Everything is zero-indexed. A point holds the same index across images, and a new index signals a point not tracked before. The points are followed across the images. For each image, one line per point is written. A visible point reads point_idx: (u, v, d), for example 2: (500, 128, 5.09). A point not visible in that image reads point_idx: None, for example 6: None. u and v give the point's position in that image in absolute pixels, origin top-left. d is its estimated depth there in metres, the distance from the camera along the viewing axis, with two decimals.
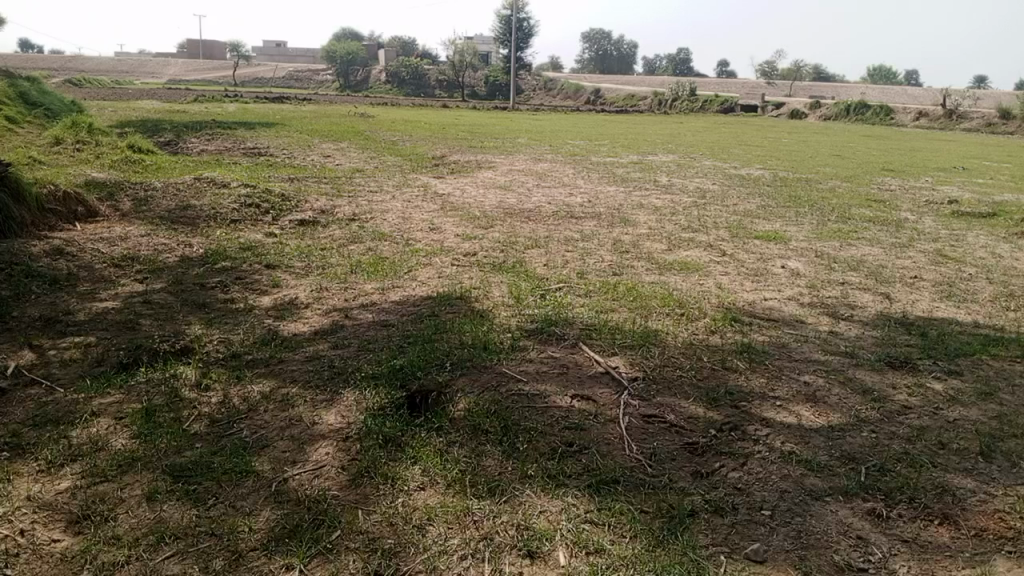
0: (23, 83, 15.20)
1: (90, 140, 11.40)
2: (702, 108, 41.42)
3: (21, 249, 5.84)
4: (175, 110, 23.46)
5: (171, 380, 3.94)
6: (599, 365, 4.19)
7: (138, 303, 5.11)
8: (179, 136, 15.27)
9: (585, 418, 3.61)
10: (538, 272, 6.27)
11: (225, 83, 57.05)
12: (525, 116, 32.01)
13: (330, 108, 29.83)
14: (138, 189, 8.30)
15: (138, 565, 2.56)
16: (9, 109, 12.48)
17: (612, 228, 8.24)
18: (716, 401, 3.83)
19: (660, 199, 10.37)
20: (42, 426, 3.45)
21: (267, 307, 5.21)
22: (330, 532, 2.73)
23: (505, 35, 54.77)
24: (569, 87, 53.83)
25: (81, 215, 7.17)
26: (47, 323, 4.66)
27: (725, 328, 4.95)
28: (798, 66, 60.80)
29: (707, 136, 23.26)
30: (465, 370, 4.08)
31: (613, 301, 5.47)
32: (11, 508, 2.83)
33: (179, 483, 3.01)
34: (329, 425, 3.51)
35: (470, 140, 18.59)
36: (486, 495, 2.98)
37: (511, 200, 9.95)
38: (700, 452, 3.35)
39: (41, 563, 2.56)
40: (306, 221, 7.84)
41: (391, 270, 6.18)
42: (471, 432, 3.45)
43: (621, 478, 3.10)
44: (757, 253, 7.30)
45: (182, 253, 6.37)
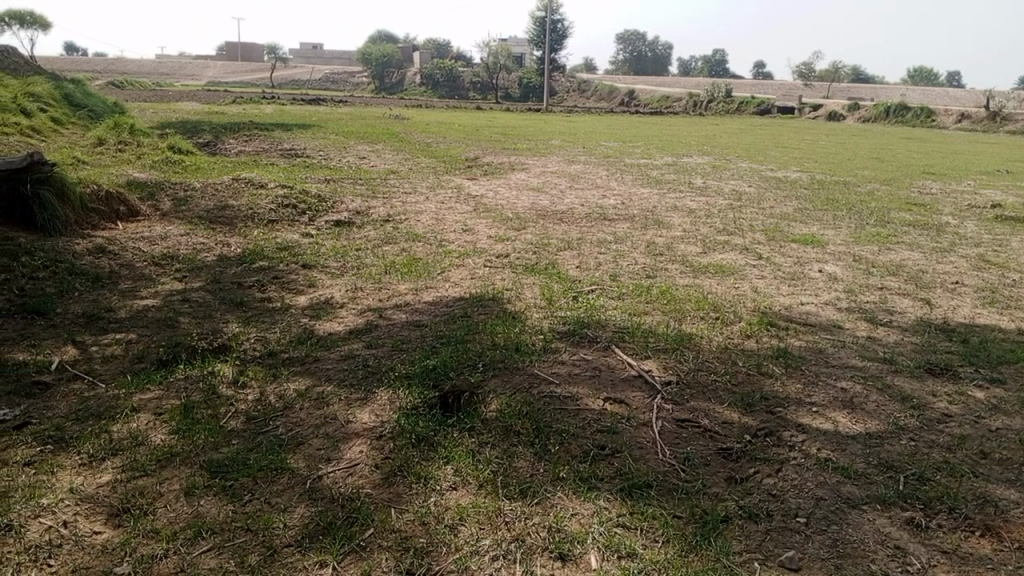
0: (69, 85, 15.59)
1: (132, 141, 11.65)
2: (738, 110, 41.02)
3: (66, 247, 5.98)
4: (215, 112, 23.82)
5: (209, 378, 4.01)
6: (632, 367, 4.18)
7: (177, 301, 5.20)
8: (217, 137, 15.53)
9: (617, 421, 3.60)
10: (571, 274, 6.26)
11: (263, 85, 57.86)
12: (559, 119, 32.00)
13: (365, 110, 30.14)
14: (178, 189, 8.46)
15: (176, 559, 2.60)
16: (55, 110, 12.79)
17: (646, 230, 8.19)
18: (750, 406, 3.79)
19: (694, 201, 10.28)
20: (84, 420, 3.52)
21: (302, 306, 5.28)
22: (363, 530, 2.76)
23: (539, 37, 54.80)
24: (603, 88, 53.67)
25: (122, 215, 7.32)
26: (90, 320, 4.77)
27: (761, 333, 4.90)
28: (836, 68, 59.93)
29: (743, 138, 23.03)
30: (498, 371, 4.09)
31: (646, 303, 5.44)
32: (54, 500, 2.90)
33: (216, 479, 3.06)
34: (363, 424, 3.54)
35: (504, 142, 18.64)
36: (518, 496, 2.99)
37: (544, 201, 9.95)
38: (734, 458, 3.32)
39: (83, 554, 2.62)
40: (342, 222, 7.92)
41: (425, 271, 6.22)
42: (503, 433, 3.46)
43: (654, 483, 3.08)
44: (793, 256, 7.21)
45: (220, 253, 6.47)
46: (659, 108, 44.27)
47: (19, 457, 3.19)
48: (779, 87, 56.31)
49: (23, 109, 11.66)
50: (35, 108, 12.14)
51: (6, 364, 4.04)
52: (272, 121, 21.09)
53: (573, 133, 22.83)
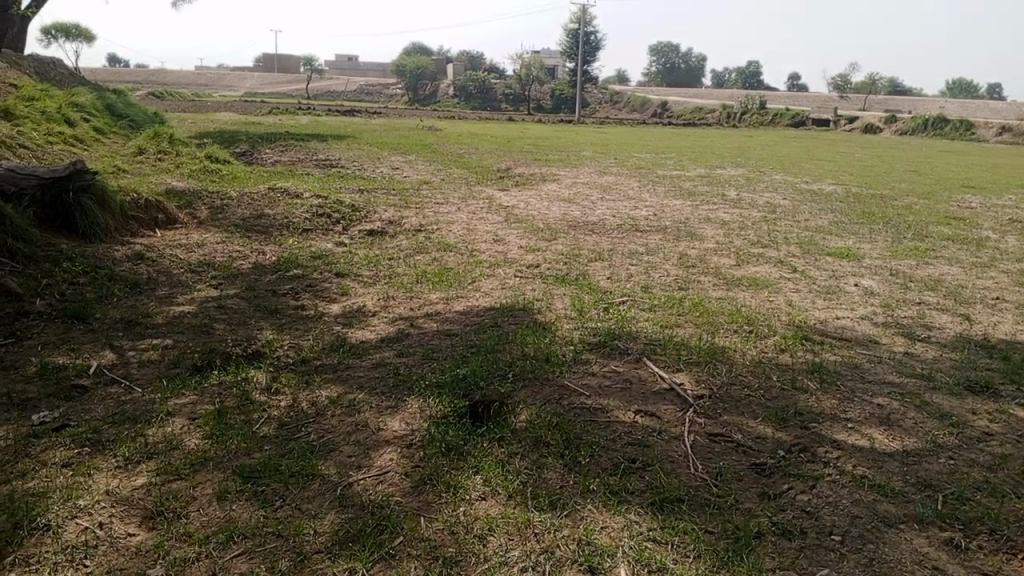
0: (111, 96, 15.94)
1: (171, 150, 11.87)
2: (772, 122, 40.71)
3: (106, 254, 6.11)
4: (252, 122, 24.24)
5: (243, 384, 4.06)
6: (663, 380, 4.14)
7: (213, 308, 5.28)
8: (254, 147, 15.78)
9: (648, 434, 3.57)
10: (602, 285, 6.24)
11: (298, 96, 58.66)
12: (592, 130, 31.97)
13: (399, 121, 30.39)
14: (215, 198, 8.60)
15: (208, 563, 2.62)
16: (98, 120, 13.10)
17: (678, 242, 8.14)
18: (784, 422, 3.74)
19: (727, 213, 10.19)
20: (120, 424, 3.58)
21: (335, 314, 5.32)
22: (392, 539, 2.76)
23: (572, 49, 54.93)
24: (636, 100, 53.58)
25: (161, 223, 7.46)
26: (127, 326, 4.85)
27: (796, 347, 4.84)
28: (873, 80, 59.19)
29: (778, 150, 22.82)
30: (527, 381, 4.08)
31: (679, 316, 5.40)
32: (90, 502, 2.94)
33: (248, 484, 3.09)
34: (393, 432, 3.56)
35: (536, 153, 18.69)
36: (548, 508, 2.97)
37: (576, 212, 9.95)
38: (767, 473, 3.27)
39: (117, 556, 2.66)
40: (375, 232, 7.98)
41: (456, 281, 6.24)
42: (532, 444, 3.45)
43: (686, 497, 3.05)
44: (828, 270, 7.11)
45: (255, 260, 6.56)
46: (692, 119, 44.11)
47: (57, 458, 3.25)
48: (815, 99, 55.73)
49: (67, 119, 11.95)
50: (79, 117, 12.43)
51: (47, 367, 4.12)
52: (308, 131, 21.36)
53: (606, 145, 22.80)
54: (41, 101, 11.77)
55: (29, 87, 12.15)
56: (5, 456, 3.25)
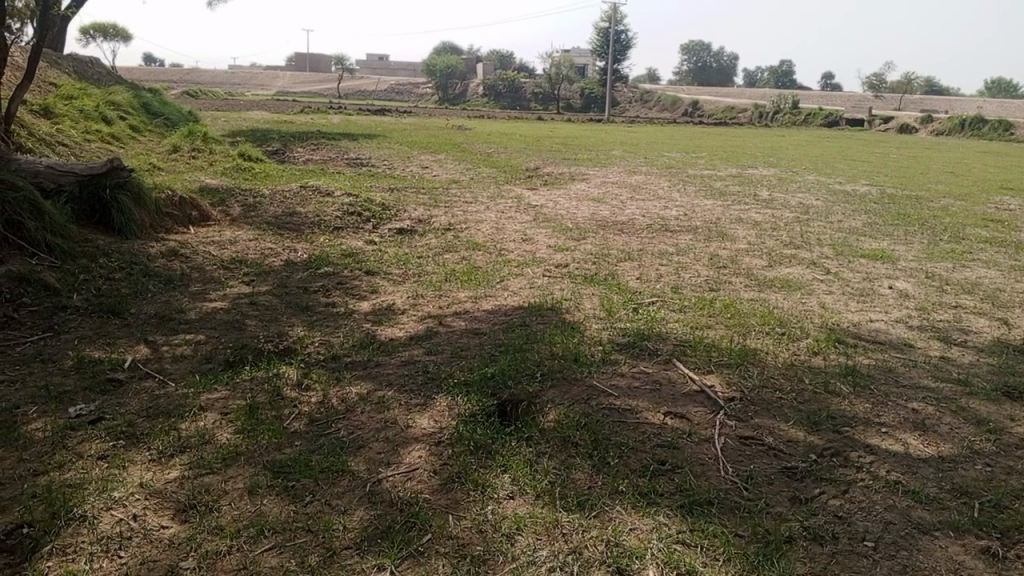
0: (147, 94, 16.19)
1: (205, 148, 12.03)
2: (805, 122, 40.25)
3: (141, 250, 6.20)
4: (283, 121, 24.48)
5: (274, 380, 4.10)
6: (694, 382, 4.11)
7: (245, 304, 5.34)
8: (286, 145, 15.95)
9: (678, 436, 3.54)
10: (632, 285, 6.20)
11: (328, 95, 59.17)
12: (622, 128, 31.83)
13: (428, 120, 30.50)
14: (248, 196, 8.70)
15: (239, 556, 2.65)
16: (134, 118, 13.30)
17: (709, 243, 8.07)
18: (816, 425, 3.69)
19: (759, 214, 10.09)
20: (154, 417, 3.64)
21: (364, 311, 5.36)
22: (421, 536, 2.77)
23: (602, 48, 54.76)
24: (666, 99, 53.27)
25: (194, 219, 7.56)
26: (161, 321, 4.93)
27: (828, 350, 4.77)
28: (909, 80, 58.19)
29: (811, 150, 22.53)
30: (556, 381, 4.07)
31: (709, 317, 5.36)
32: (125, 494, 2.99)
33: (278, 479, 3.12)
34: (422, 429, 3.57)
35: (566, 152, 18.63)
36: (576, 508, 2.96)
37: (605, 212, 9.92)
38: (799, 477, 3.23)
39: (151, 548, 2.69)
40: (405, 230, 8.02)
41: (484, 280, 6.24)
42: (561, 444, 3.44)
43: (716, 500, 3.02)
44: (861, 272, 7.01)
45: (287, 258, 6.63)
46: (723, 119, 43.74)
47: (93, 451, 3.31)
48: (848, 100, 54.97)
49: (104, 117, 12.15)
50: (115, 116, 12.64)
51: (83, 361, 4.20)
52: (339, 130, 21.53)
53: (636, 144, 22.67)
54: (79, 100, 11.99)
55: (68, 86, 12.39)
56: (43, 447, 3.32)
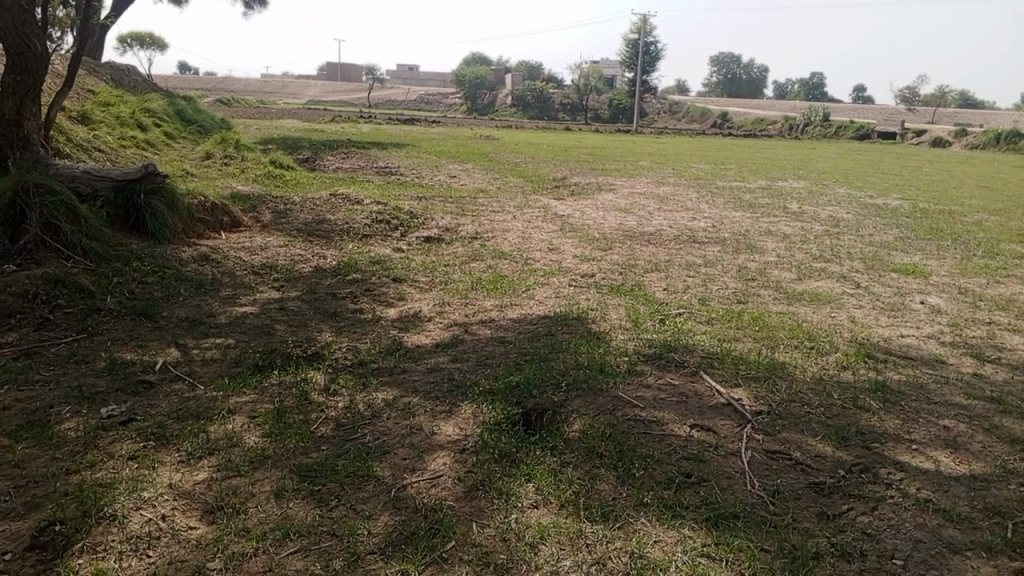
0: (181, 101, 16.45)
1: (237, 155, 12.20)
2: (836, 134, 39.89)
3: (173, 255, 6.30)
4: (314, 129, 24.80)
5: (302, 384, 4.14)
6: (721, 395, 4.08)
7: (274, 310, 5.40)
8: (316, 153, 16.12)
9: (704, 449, 3.51)
10: (658, 296, 6.18)
11: (358, 104, 59.75)
12: (650, 140, 31.79)
13: (457, 129, 30.69)
14: (278, 203, 8.81)
15: (264, 558, 2.68)
16: (168, 125, 13.54)
17: (737, 255, 8.02)
18: (845, 441, 3.64)
19: (788, 226, 10.00)
20: (184, 419, 3.69)
21: (391, 318, 5.39)
22: (444, 542, 2.78)
23: (631, 59, 54.74)
24: (695, 111, 53.09)
25: (226, 225, 7.67)
26: (192, 324, 5.00)
27: (858, 364, 4.71)
28: (943, 92, 57.40)
29: (843, 163, 22.28)
30: (581, 391, 4.06)
31: (737, 329, 5.32)
32: (154, 494, 3.03)
33: (304, 483, 3.15)
34: (447, 436, 3.58)
35: (593, 162, 18.61)
36: (600, 519, 2.95)
37: (632, 222, 9.89)
38: (826, 493, 3.19)
39: (178, 548, 2.73)
40: (432, 238, 8.07)
41: (511, 288, 6.26)
42: (585, 454, 3.43)
43: (742, 514, 3.00)
44: (892, 286, 6.92)
45: (316, 264, 6.69)
46: (753, 131, 43.45)
47: (123, 451, 3.36)
48: (880, 112, 54.34)
49: (140, 124, 12.38)
50: (151, 123, 12.88)
51: (115, 362, 4.27)
52: (369, 139, 21.74)
53: (665, 155, 22.60)
54: (116, 107, 12.23)
55: (106, 94, 12.64)
56: (75, 447, 3.38)
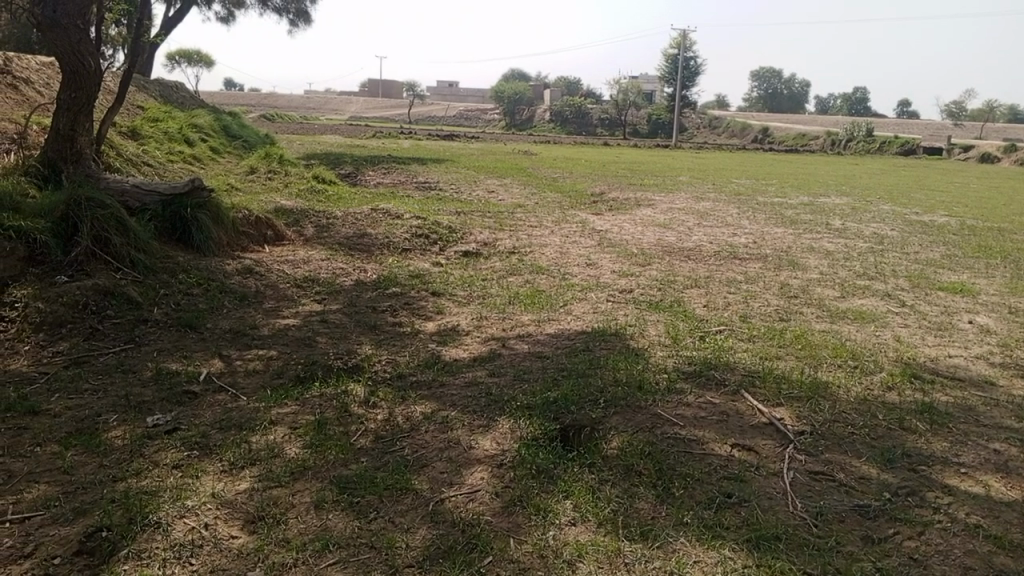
0: (226, 117, 16.81)
1: (280, 170, 12.41)
2: (880, 150, 39.28)
3: (218, 267, 6.43)
4: (356, 145, 25.15)
5: (342, 396, 4.18)
6: (762, 414, 4.02)
7: (316, 322, 5.47)
8: (357, 168, 16.34)
9: (745, 468, 3.47)
10: (698, 313, 6.13)
11: (398, 119, 60.51)
12: (689, 155, 31.64)
13: (494, 145, 30.91)
14: (320, 217, 8.95)
15: (304, 569, 2.70)
16: (214, 140, 13.84)
17: (779, 272, 7.91)
18: (890, 463, 3.57)
19: (831, 243, 9.84)
20: (227, 429, 3.75)
21: (430, 332, 5.42)
22: (482, 558, 2.77)
23: (670, 74, 54.57)
24: (735, 125, 52.68)
25: (269, 239, 7.80)
26: (235, 336, 5.08)
27: (903, 385, 4.61)
28: (991, 106, 56.21)
29: (887, 178, 21.91)
30: (620, 408, 4.04)
31: (779, 348, 5.25)
32: (198, 503, 3.08)
33: (344, 494, 3.18)
34: (484, 450, 3.59)
35: (632, 178, 18.56)
36: (639, 538, 2.92)
37: (671, 238, 9.84)
38: (872, 516, 3.12)
39: (220, 557, 2.77)
40: (470, 253, 8.11)
41: (548, 303, 6.26)
42: (624, 471, 3.40)
43: (784, 536, 2.94)
44: (939, 305, 6.77)
45: (356, 278, 6.77)
46: (795, 146, 42.98)
47: (168, 459, 3.43)
48: (925, 127, 53.41)
49: (187, 139, 12.68)
50: (197, 138, 13.18)
51: (161, 373, 4.36)
52: (409, 154, 21.96)
53: (706, 170, 22.44)
54: (165, 122, 12.55)
55: (155, 110, 12.97)
56: (122, 454, 3.45)
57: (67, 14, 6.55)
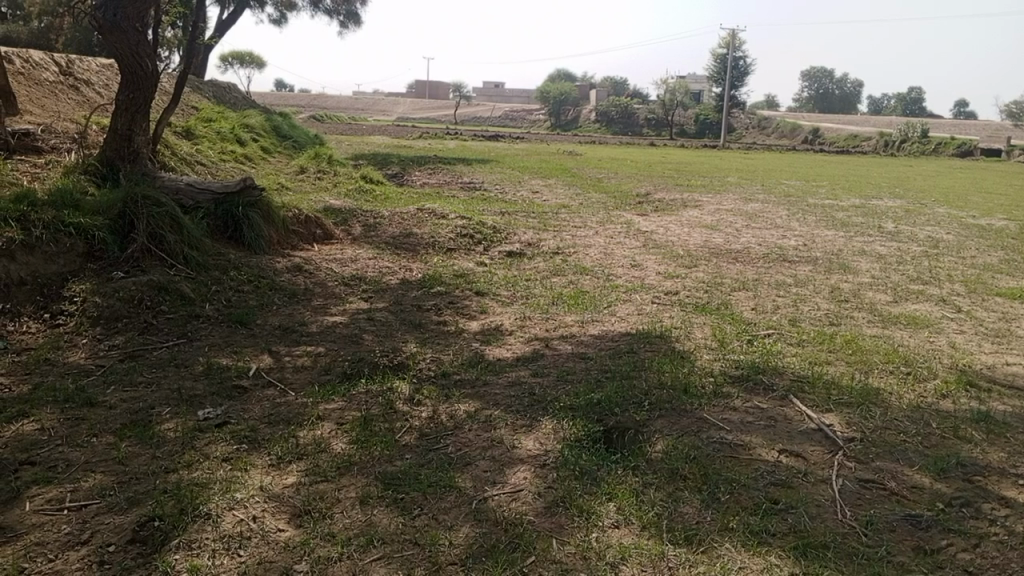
0: (277, 118, 17.14)
1: (330, 170, 12.59)
2: (935, 152, 38.28)
3: (269, 265, 6.55)
4: (404, 145, 25.36)
5: (388, 393, 4.23)
6: (811, 420, 3.95)
7: (363, 320, 5.54)
8: (404, 168, 16.49)
9: (793, 475, 3.41)
10: (746, 316, 6.04)
11: (444, 120, 60.89)
12: (737, 155, 31.24)
13: (539, 145, 30.91)
14: (368, 216, 9.06)
15: (349, 563, 2.74)
16: (265, 140, 14.10)
17: (829, 275, 7.77)
18: (944, 472, 3.47)
19: (884, 247, 9.60)
20: (276, 424, 3.82)
21: (474, 331, 5.44)
22: (524, 557, 2.78)
23: (719, 74, 53.88)
24: (784, 126, 51.82)
25: (319, 237, 7.92)
26: (285, 332, 5.17)
27: (959, 393, 4.48)
28: None
29: (944, 181, 21.31)
30: (664, 411, 4.00)
31: (828, 352, 5.15)
32: (246, 495, 3.15)
33: (389, 491, 3.21)
34: (528, 450, 3.59)
35: (678, 178, 18.39)
36: (683, 542, 2.90)
37: (718, 239, 9.72)
38: (924, 526, 3.04)
39: (268, 549, 2.82)
40: (515, 253, 8.12)
41: (592, 304, 6.25)
42: (668, 475, 3.37)
43: (832, 544, 2.89)
44: (997, 311, 6.58)
45: (402, 277, 6.83)
46: (846, 147, 42.10)
47: (219, 452, 3.50)
48: (984, 128, 51.84)
49: (238, 139, 12.94)
50: (249, 138, 13.45)
51: (213, 367, 4.46)
52: (455, 155, 22.10)
53: (754, 171, 22.12)
54: (217, 123, 12.84)
55: (208, 111, 13.26)
56: (174, 446, 3.54)
57: (126, 18, 6.76)
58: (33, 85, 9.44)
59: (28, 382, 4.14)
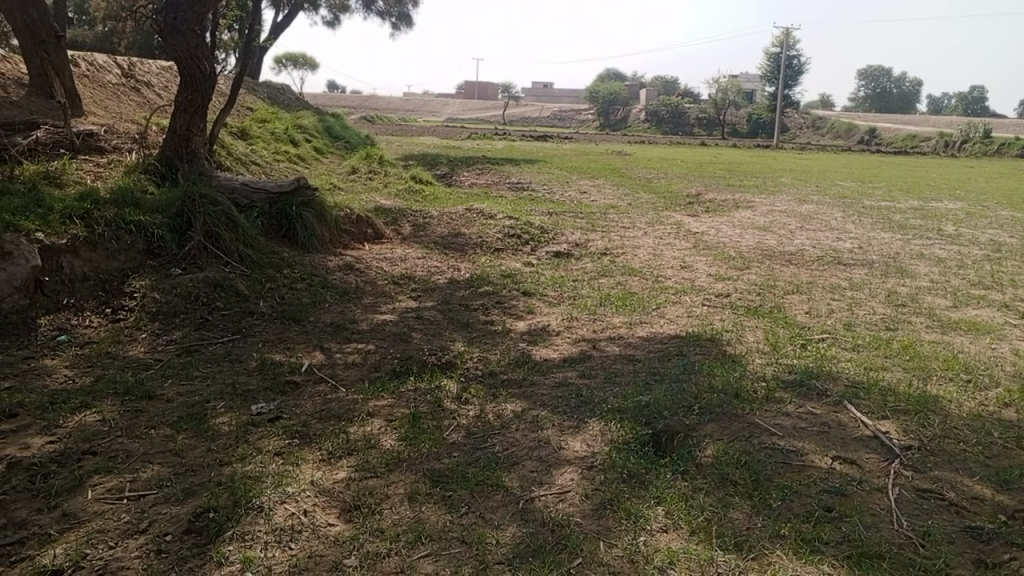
0: (330, 119, 17.42)
1: (380, 170, 12.73)
2: (998, 153, 37.02)
3: (321, 263, 6.65)
4: (453, 146, 25.48)
5: (436, 392, 4.26)
6: (866, 427, 3.86)
7: (411, 318, 5.59)
8: (453, 169, 16.59)
9: (847, 482, 3.33)
10: (799, 320, 5.93)
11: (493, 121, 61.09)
12: (790, 155, 30.63)
13: (588, 146, 30.78)
14: (417, 216, 9.15)
15: (397, 559, 2.77)
16: (318, 140, 14.33)
17: (886, 278, 7.58)
18: (1007, 484, 3.36)
19: (944, 250, 9.32)
20: (327, 419, 3.88)
21: (521, 331, 5.45)
22: (572, 559, 2.78)
23: (772, 73, 52.93)
24: (839, 126, 50.67)
25: (369, 237, 8.02)
26: (336, 329, 5.25)
27: (1022, 402, 4.33)
28: None
29: (1008, 182, 20.57)
30: (714, 416, 3.95)
31: (885, 358, 5.03)
32: (298, 489, 3.20)
33: (437, 488, 3.24)
34: (575, 451, 3.59)
35: (730, 179, 18.12)
36: (733, 548, 2.86)
37: (771, 241, 9.56)
38: (984, 539, 2.95)
39: (318, 543, 2.86)
40: (562, 254, 8.10)
41: (641, 306, 6.20)
42: (718, 480, 3.33)
43: (888, 555, 2.82)
44: None
45: (450, 276, 6.88)
46: (904, 148, 40.96)
47: (271, 447, 3.57)
48: None
49: (292, 139, 13.19)
50: (302, 138, 13.69)
51: (266, 363, 4.56)
52: (505, 155, 22.15)
53: (809, 172, 21.66)
54: (272, 123, 13.10)
55: (263, 111, 13.52)
56: (228, 440, 3.62)
57: (185, 21, 6.94)
58: (97, 87, 9.75)
59: (90, 374, 4.28)
